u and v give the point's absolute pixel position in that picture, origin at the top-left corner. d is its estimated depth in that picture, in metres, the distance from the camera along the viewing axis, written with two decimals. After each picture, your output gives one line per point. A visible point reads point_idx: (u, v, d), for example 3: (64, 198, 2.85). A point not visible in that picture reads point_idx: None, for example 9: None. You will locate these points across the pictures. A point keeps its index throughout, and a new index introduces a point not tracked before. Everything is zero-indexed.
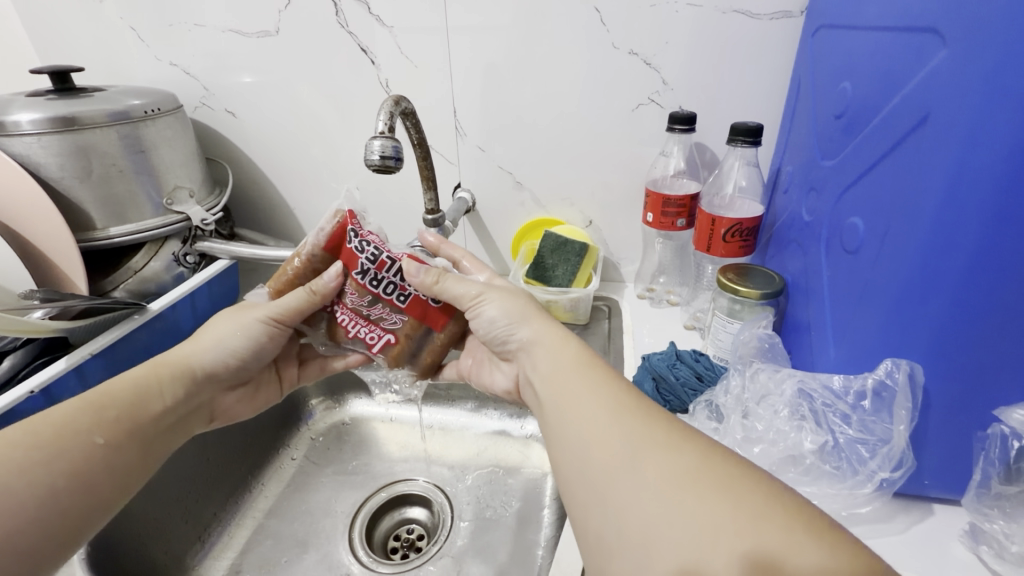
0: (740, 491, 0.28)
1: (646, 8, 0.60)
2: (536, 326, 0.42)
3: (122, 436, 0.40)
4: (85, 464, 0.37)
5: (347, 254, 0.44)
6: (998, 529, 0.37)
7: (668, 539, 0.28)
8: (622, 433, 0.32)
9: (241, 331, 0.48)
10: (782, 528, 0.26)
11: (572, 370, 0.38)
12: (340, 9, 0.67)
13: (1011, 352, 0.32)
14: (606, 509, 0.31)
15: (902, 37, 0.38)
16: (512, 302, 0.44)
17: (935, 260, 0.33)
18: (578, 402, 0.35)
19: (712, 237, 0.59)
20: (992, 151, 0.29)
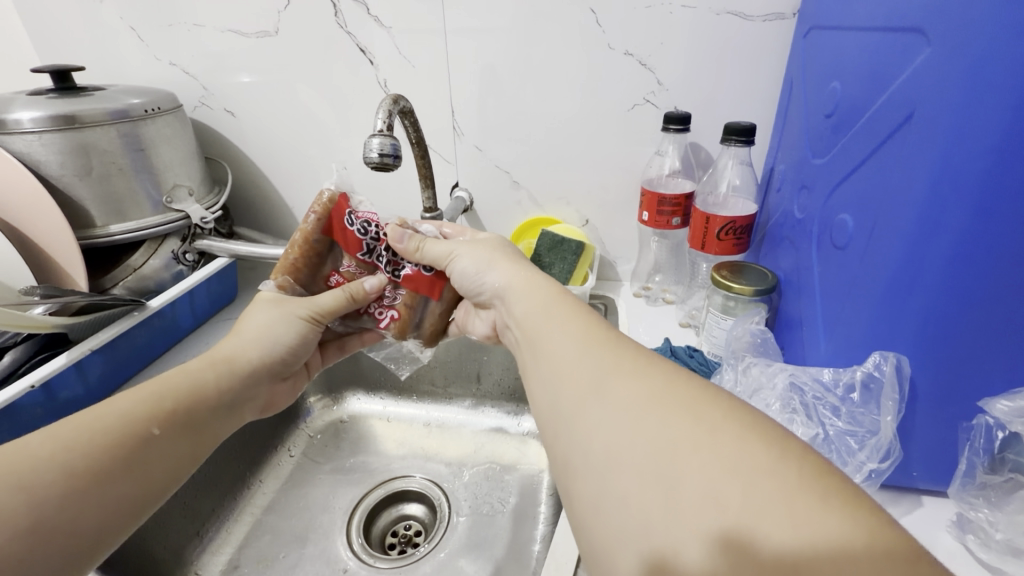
0: (703, 408, 0.27)
1: (641, 9, 0.61)
2: (513, 273, 0.43)
3: (178, 427, 0.40)
4: (144, 454, 0.37)
5: (349, 235, 0.47)
6: (984, 518, 0.38)
7: (628, 459, 0.27)
8: (592, 363, 0.32)
9: (289, 323, 0.48)
10: (737, 439, 0.25)
11: (548, 310, 0.38)
12: (339, 10, 0.68)
13: (993, 343, 0.33)
14: (573, 432, 0.30)
15: (889, 36, 0.39)
16: (480, 250, 0.46)
17: (919, 251, 0.34)
18: (552, 338, 0.35)
19: (707, 235, 0.60)
20: (974, 145, 0.30)
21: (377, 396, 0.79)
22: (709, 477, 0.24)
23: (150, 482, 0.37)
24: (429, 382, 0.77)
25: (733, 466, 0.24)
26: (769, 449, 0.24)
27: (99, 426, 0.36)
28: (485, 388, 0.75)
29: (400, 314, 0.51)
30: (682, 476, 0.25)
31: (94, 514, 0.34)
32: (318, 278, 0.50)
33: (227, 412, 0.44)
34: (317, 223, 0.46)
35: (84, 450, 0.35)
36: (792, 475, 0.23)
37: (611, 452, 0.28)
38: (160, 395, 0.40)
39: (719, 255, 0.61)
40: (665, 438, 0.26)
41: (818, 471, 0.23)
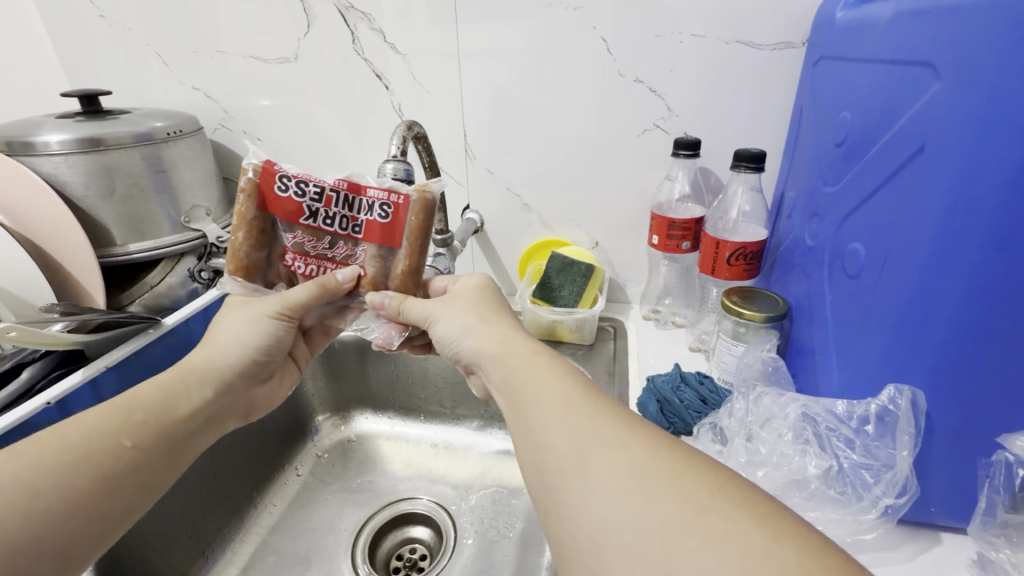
0: (691, 479, 0.27)
1: (651, 38, 0.62)
2: (487, 332, 0.43)
3: (150, 436, 0.40)
4: (117, 465, 0.37)
5: (285, 201, 0.42)
6: (1004, 558, 0.36)
7: (619, 540, 0.26)
8: (573, 431, 0.32)
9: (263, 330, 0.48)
10: (726, 518, 0.25)
11: (527, 372, 0.38)
12: (357, 37, 0.70)
13: (1013, 378, 0.33)
14: (566, 510, 0.29)
15: (899, 70, 0.39)
16: (455, 313, 0.46)
17: (934, 286, 0.34)
18: (535, 401, 0.35)
19: (716, 260, 0.60)
20: (990, 181, 0.30)
21: (384, 416, 0.79)
22: (703, 561, 0.23)
23: (122, 493, 0.37)
24: (437, 403, 0.77)
25: (726, 547, 0.24)
26: (761, 525, 0.24)
27: (66, 440, 0.36)
28: (493, 411, 0.74)
29: (366, 270, 0.46)
30: (677, 558, 0.24)
31: (70, 526, 0.34)
32: (273, 258, 0.46)
33: (205, 427, 0.45)
34: (251, 197, 0.42)
35: (55, 466, 0.34)
36: (787, 553, 0.23)
37: (600, 532, 0.27)
38: (126, 405, 0.40)
39: (729, 280, 0.60)
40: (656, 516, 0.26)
41: (810, 547, 0.23)
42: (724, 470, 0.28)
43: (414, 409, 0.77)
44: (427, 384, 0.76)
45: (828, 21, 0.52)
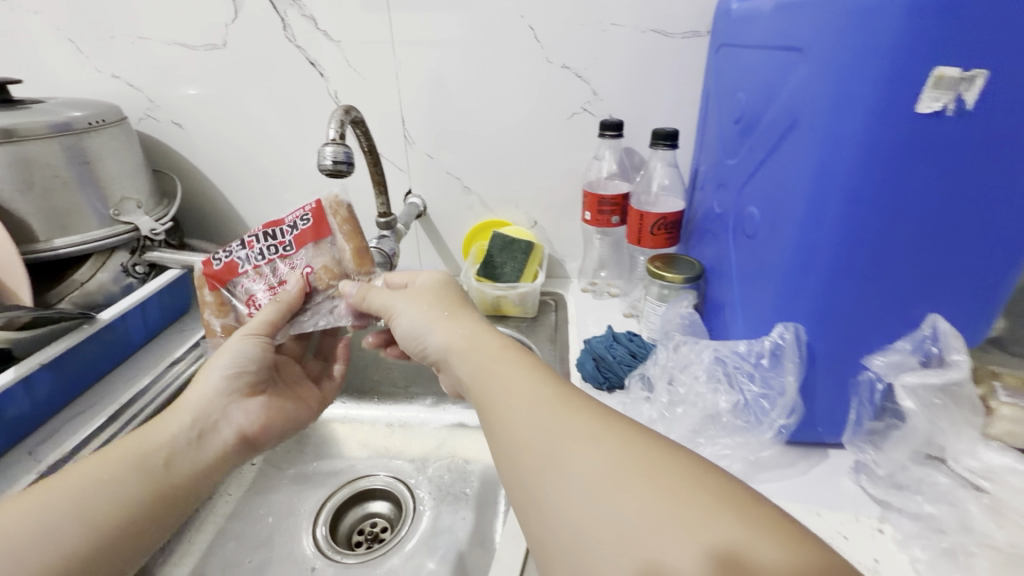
0: (662, 475, 0.28)
1: (574, 26, 0.66)
2: (455, 328, 0.43)
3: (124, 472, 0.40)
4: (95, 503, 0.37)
5: (220, 265, 0.49)
6: (870, 458, 0.44)
7: (607, 549, 0.27)
8: (543, 429, 0.33)
9: (232, 346, 0.48)
10: (703, 507, 0.26)
11: (494, 366, 0.38)
12: (287, 24, 0.70)
13: (870, 310, 0.40)
14: (548, 513, 0.30)
15: (777, 55, 0.45)
16: (419, 307, 0.46)
17: (811, 239, 0.40)
18: (500, 392, 0.36)
19: (641, 231, 0.66)
20: (848, 149, 0.36)
21: (338, 401, 0.80)
22: (684, 553, 0.25)
23: (104, 531, 0.37)
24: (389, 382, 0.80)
25: (702, 537, 0.25)
26: (733, 511, 0.26)
27: (49, 487, 0.37)
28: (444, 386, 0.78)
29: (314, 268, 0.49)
30: (660, 553, 0.25)
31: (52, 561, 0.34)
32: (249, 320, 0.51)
33: (191, 449, 0.44)
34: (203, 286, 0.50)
35: (28, 508, 0.35)
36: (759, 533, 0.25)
37: (587, 535, 0.28)
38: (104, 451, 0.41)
39: (653, 249, 0.66)
40: (632, 506, 0.27)
41: (769, 523, 0.26)
42: (687, 454, 0.30)
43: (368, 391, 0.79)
44: (380, 365, 0.80)
45: (726, 11, 0.58)
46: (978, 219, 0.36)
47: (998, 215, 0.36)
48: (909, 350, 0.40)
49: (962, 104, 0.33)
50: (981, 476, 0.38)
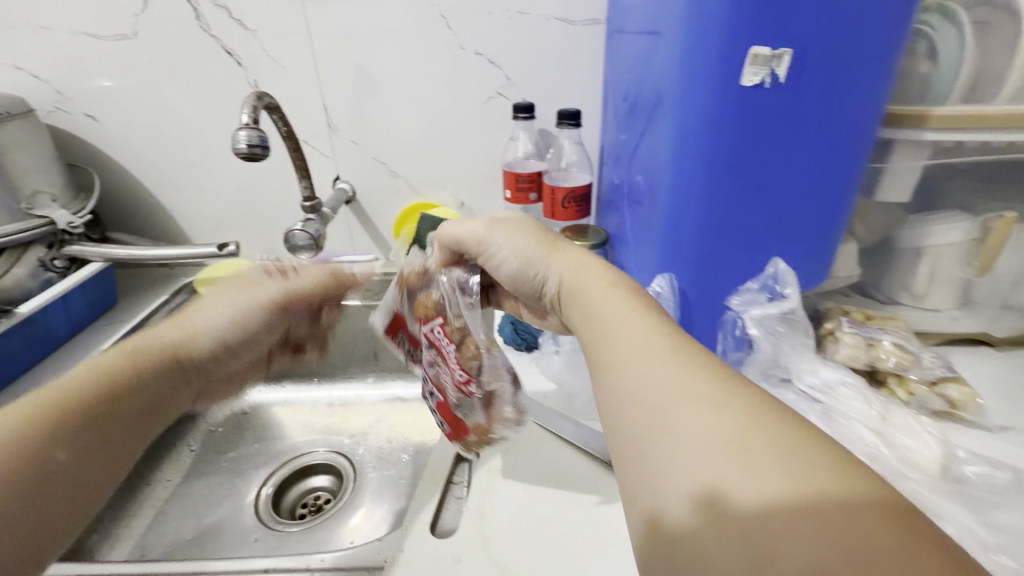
0: (803, 462, 0.23)
1: (484, 15, 0.70)
2: (556, 266, 0.39)
3: (75, 446, 0.41)
4: (40, 467, 0.38)
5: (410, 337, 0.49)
6: None
7: (719, 530, 0.22)
8: (661, 380, 0.28)
9: (248, 301, 0.55)
10: (856, 510, 0.21)
11: (607, 307, 0.34)
12: (200, 14, 0.70)
13: (727, 258, 0.47)
14: (653, 466, 0.26)
15: (641, 39, 0.51)
16: (519, 240, 0.41)
17: (676, 200, 0.46)
18: (614, 333, 0.32)
19: (554, 205, 0.71)
20: (696, 118, 0.42)
21: (279, 385, 0.82)
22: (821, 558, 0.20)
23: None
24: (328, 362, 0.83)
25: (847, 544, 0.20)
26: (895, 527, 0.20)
27: None
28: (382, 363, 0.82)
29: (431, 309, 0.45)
30: (783, 548, 0.21)
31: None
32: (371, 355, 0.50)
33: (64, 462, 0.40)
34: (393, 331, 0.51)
35: None
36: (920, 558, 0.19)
37: (690, 505, 0.23)
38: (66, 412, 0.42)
39: (566, 221, 0.72)
40: (670, 453, 0.25)
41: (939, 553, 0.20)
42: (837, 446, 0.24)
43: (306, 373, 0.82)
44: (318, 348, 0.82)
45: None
46: (796, 174, 0.44)
47: (809, 171, 0.44)
48: (755, 289, 0.48)
49: (775, 78, 0.40)
50: (817, 390, 0.46)
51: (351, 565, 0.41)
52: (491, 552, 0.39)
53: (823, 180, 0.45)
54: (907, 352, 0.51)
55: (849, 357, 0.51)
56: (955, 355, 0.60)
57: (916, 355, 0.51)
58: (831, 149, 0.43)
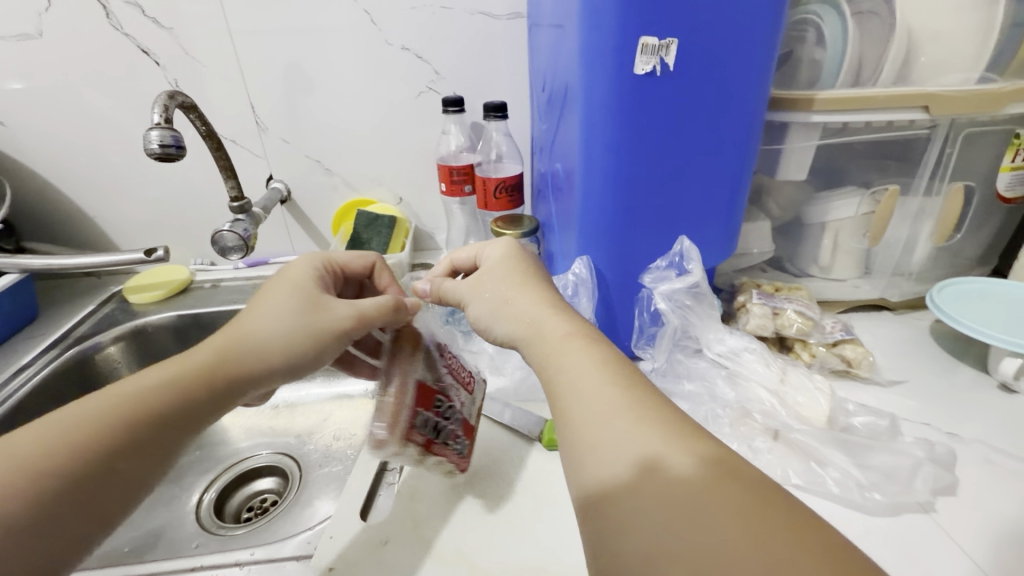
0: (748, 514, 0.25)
1: (408, 10, 0.71)
2: (517, 314, 0.40)
3: (153, 452, 0.36)
4: (110, 469, 0.34)
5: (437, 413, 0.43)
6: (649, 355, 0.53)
7: None
8: (620, 439, 0.30)
9: (295, 305, 0.43)
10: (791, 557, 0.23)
11: (564, 358, 0.36)
12: (110, 12, 0.68)
13: (638, 238, 0.50)
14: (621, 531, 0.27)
15: (550, 30, 0.53)
16: (484, 296, 0.43)
17: (587, 184, 0.48)
18: (574, 388, 0.34)
19: (487, 197, 0.73)
20: (597, 105, 0.44)
21: None
22: None
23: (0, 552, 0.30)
24: None
25: None
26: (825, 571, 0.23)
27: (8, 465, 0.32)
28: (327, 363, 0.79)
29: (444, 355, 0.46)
30: None
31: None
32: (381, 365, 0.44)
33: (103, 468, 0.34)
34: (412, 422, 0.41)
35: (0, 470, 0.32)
36: None
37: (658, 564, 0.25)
38: (184, 406, 0.38)
39: (500, 212, 0.74)
40: (616, 458, 0.29)
41: None
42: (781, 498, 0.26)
43: None
44: None
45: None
46: (695, 157, 0.47)
47: (706, 153, 0.47)
48: (663, 266, 0.51)
49: (664, 65, 0.42)
50: (724, 357, 0.49)
51: (274, 557, 0.41)
52: (419, 531, 0.41)
53: (721, 162, 0.47)
54: (808, 318, 0.55)
55: (758, 326, 0.55)
56: (858, 320, 0.65)
57: (816, 321, 0.56)
58: (725, 133, 0.46)
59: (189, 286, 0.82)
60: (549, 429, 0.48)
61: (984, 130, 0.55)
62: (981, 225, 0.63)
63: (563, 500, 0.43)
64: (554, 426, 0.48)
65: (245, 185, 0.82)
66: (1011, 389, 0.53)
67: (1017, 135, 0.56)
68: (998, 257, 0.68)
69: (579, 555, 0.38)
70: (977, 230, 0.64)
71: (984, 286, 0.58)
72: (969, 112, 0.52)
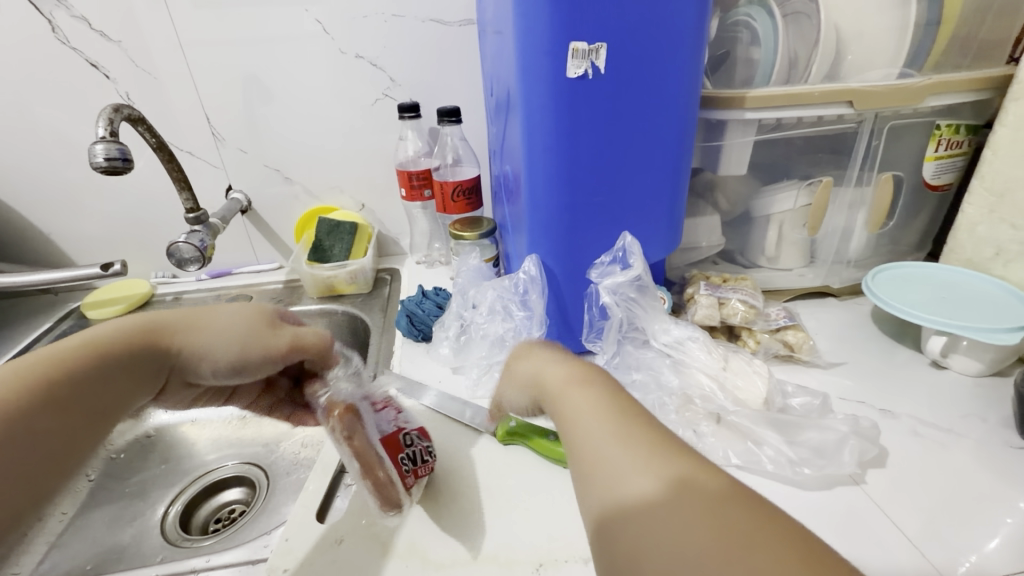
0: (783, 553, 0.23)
1: (360, 18, 0.72)
2: (529, 371, 0.40)
3: (64, 419, 0.35)
4: (19, 428, 0.33)
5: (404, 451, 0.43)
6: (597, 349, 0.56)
7: None
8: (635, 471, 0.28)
9: (246, 326, 0.42)
10: None
11: (578, 388, 0.35)
12: (56, 26, 0.68)
13: (584, 234, 0.52)
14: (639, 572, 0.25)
15: (492, 36, 0.54)
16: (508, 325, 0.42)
17: (533, 185, 0.49)
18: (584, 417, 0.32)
19: (446, 200, 0.74)
20: (536, 108, 0.45)
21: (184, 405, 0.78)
22: None
23: None
24: None
25: None
26: None
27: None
28: None
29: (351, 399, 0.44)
30: None
31: None
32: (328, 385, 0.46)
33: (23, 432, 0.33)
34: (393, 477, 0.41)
35: None
36: None
37: None
38: (101, 378, 0.37)
39: (459, 215, 0.76)
40: (636, 483, 0.28)
41: None
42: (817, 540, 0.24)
43: None
44: None
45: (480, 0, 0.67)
46: (634, 155, 0.49)
47: (644, 152, 0.49)
48: (607, 261, 0.52)
49: (596, 69, 0.44)
50: (669, 347, 0.52)
51: (239, 561, 0.41)
52: (372, 528, 0.42)
53: (660, 160, 0.50)
54: (752, 307, 0.58)
55: (706, 317, 0.58)
56: (804, 307, 0.68)
57: (760, 309, 0.59)
58: (662, 131, 0.48)
59: (150, 299, 0.81)
60: (504, 423, 0.48)
61: (907, 123, 0.59)
62: (913, 213, 0.67)
63: (514, 490, 0.44)
64: (507, 421, 0.49)
65: (204, 196, 0.81)
66: (941, 366, 0.56)
67: (938, 127, 0.59)
68: (933, 242, 0.72)
69: (528, 542, 0.40)
70: (910, 217, 0.67)
71: (913, 269, 0.61)
72: (891, 106, 0.55)
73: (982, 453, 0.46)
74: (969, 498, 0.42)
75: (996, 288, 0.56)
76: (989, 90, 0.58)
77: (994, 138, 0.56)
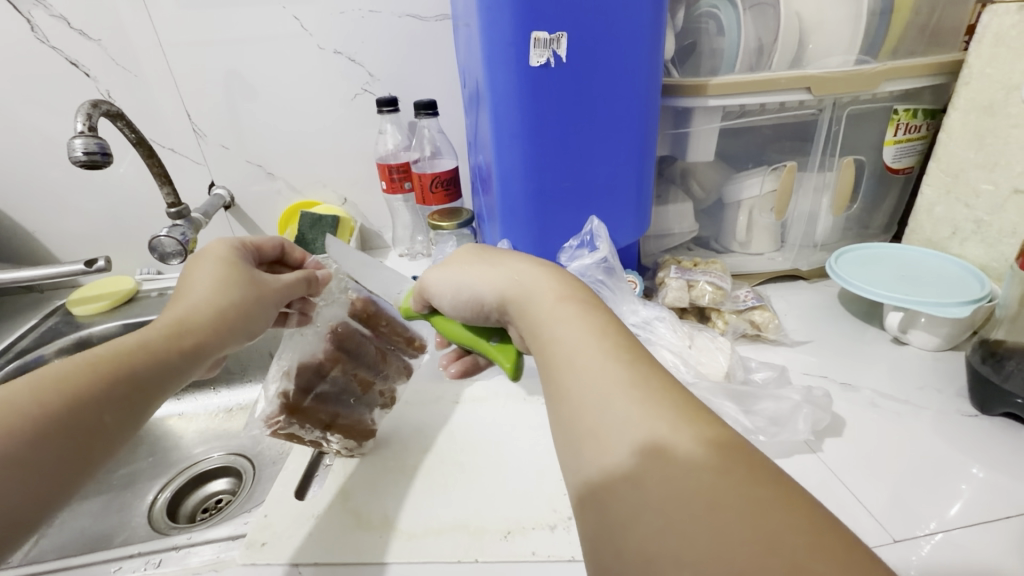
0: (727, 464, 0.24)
1: (337, 15, 0.73)
2: (502, 272, 0.39)
3: (128, 404, 0.36)
4: (88, 418, 0.34)
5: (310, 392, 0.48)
6: None
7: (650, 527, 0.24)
8: (603, 387, 0.29)
9: (237, 279, 0.46)
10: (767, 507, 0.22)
11: (553, 313, 0.34)
12: (35, 25, 0.68)
13: (554, 219, 0.54)
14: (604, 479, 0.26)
15: (460, 28, 0.55)
16: (453, 269, 0.43)
17: (503, 173, 0.51)
18: (560, 340, 0.32)
19: (425, 192, 0.76)
20: (502, 97, 0.47)
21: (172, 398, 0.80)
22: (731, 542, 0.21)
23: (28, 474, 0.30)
24: (224, 368, 0.80)
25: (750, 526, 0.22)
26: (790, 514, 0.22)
27: (39, 387, 0.33)
28: None
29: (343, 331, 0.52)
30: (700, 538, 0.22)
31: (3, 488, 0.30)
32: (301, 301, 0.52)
33: (112, 412, 0.35)
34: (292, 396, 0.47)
35: (23, 396, 0.32)
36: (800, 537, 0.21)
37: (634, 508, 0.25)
38: (154, 361, 0.39)
39: (438, 206, 0.77)
40: (602, 408, 0.28)
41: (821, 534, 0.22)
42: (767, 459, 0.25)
43: (202, 381, 0.80)
44: None
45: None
46: (599, 141, 0.50)
47: (610, 137, 0.50)
48: (576, 245, 0.54)
49: (558, 58, 0.45)
50: (638, 326, 0.53)
51: (222, 537, 0.43)
52: (348, 504, 0.43)
53: (625, 145, 0.51)
54: (720, 288, 0.60)
55: (675, 299, 0.60)
56: (775, 290, 0.70)
57: (728, 291, 0.61)
58: (625, 118, 0.50)
59: (136, 295, 0.82)
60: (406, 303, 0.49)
61: (866, 108, 0.61)
62: (879, 196, 0.69)
63: (488, 464, 0.46)
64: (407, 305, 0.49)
65: (187, 193, 0.82)
66: (902, 342, 0.59)
67: (896, 112, 0.61)
68: (899, 225, 0.74)
69: (498, 513, 0.41)
70: (876, 201, 0.69)
71: (880, 249, 0.63)
72: (848, 92, 0.57)
73: (935, 420, 0.48)
74: (922, 462, 0.44)
75: (955, 266, 0.58)
76: (942, 75, 0.60)
77: (948, 122, 0.59)
